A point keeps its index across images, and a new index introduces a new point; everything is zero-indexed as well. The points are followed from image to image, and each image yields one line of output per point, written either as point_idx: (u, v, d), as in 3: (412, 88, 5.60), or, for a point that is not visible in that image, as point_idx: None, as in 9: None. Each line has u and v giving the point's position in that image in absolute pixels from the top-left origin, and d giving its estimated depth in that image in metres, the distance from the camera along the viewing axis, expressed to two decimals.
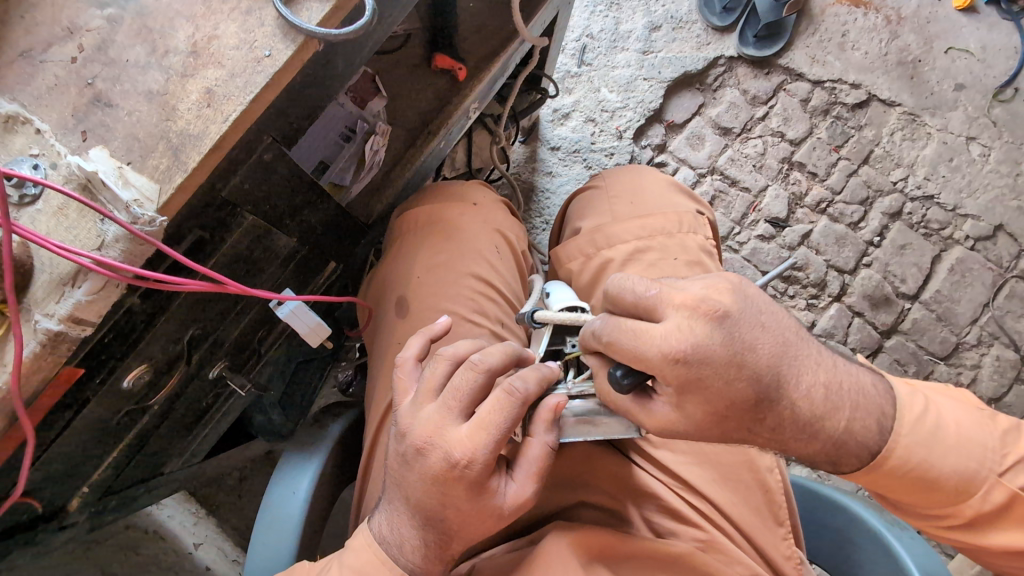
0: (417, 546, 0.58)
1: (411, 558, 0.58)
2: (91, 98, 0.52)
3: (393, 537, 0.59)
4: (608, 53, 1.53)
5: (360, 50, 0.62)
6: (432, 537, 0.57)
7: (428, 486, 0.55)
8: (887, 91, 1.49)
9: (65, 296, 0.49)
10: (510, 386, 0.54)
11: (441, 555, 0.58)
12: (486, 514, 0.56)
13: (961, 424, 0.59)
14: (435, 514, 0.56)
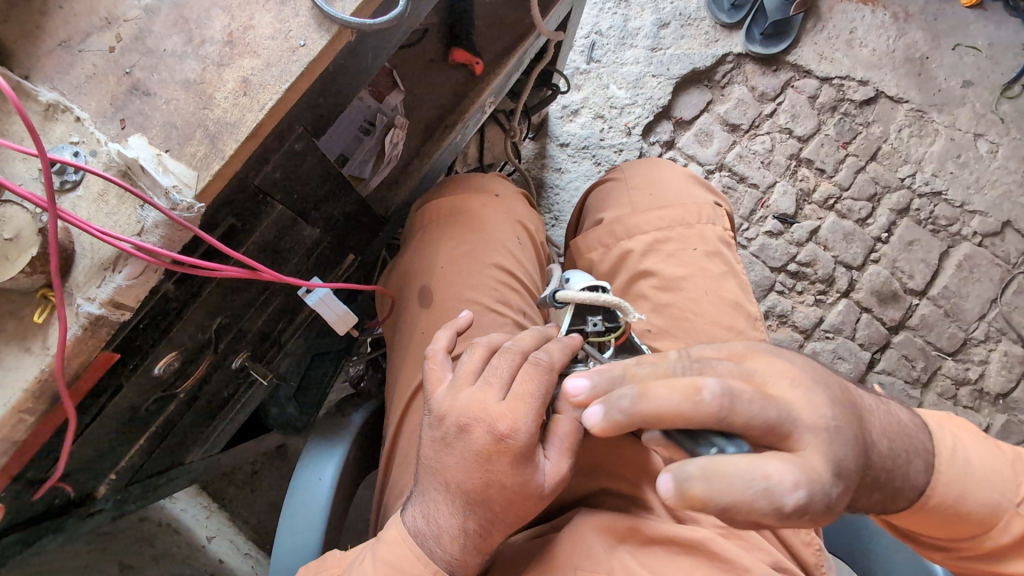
0: (456, 536, 0.58)
1: (450, 549, 0.58)
2: (129, 87, 0.53)
3: (428, 529, 0.59)
4: (617, 49, 1.54)
5: (389, 41, 0.63)
6: (472, 525, 0.58)
7: (468, 468, 0.56)
8: (895, 88, 1.50)
9: (106, 281, 0.50)
10: (535, 356, 0.58)
11: (480, 546, 0.59)
12: (525, 498, 0.56)
13: (985, 462, 0.59)
14: (477, 498, 0.57)
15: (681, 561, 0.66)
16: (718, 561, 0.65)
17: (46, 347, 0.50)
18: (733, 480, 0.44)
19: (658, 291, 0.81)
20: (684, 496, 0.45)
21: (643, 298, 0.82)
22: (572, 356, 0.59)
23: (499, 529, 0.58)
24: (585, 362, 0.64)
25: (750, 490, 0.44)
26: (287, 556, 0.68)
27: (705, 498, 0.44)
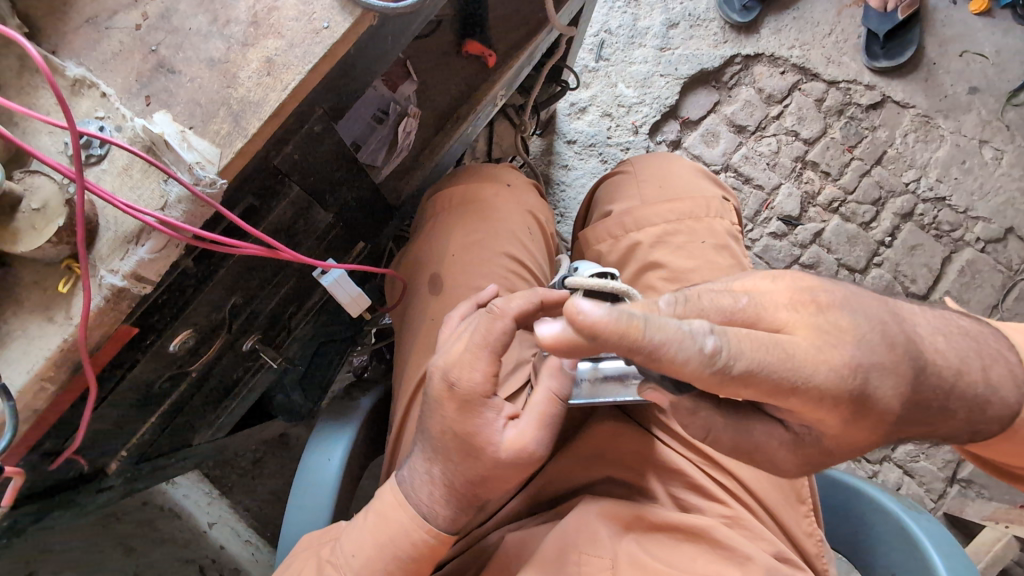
0: (425, 481, 0.62)
1: (420, 494, 0.62)
2: (154, 65, 0.54)
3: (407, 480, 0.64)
4: (626, 48, 1.55)
5: (408, 27, 0.64)
6: (437, 471, 0.62)
7: (441, 422, 0.60)
8: (901, 93, 1.51)
9: (128, 254, 0.51)
10: (488, 306, 0.58)
11: (448, 494, 0.61)
12: (482, 451, 0.59)
13: None
14: (439, 444, 0.61)
15: (684, 548, 0.67)
16: (721, 549, 0.66)
17: (70, 318, 0.50)
18: (662, 321, 0.43)
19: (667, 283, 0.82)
20: (625, 325, 0.42)
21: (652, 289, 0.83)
22: (535, 305, 0.58)
23: (472, 488, 0.61)
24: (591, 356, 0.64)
25: (680, 328, 0.43)
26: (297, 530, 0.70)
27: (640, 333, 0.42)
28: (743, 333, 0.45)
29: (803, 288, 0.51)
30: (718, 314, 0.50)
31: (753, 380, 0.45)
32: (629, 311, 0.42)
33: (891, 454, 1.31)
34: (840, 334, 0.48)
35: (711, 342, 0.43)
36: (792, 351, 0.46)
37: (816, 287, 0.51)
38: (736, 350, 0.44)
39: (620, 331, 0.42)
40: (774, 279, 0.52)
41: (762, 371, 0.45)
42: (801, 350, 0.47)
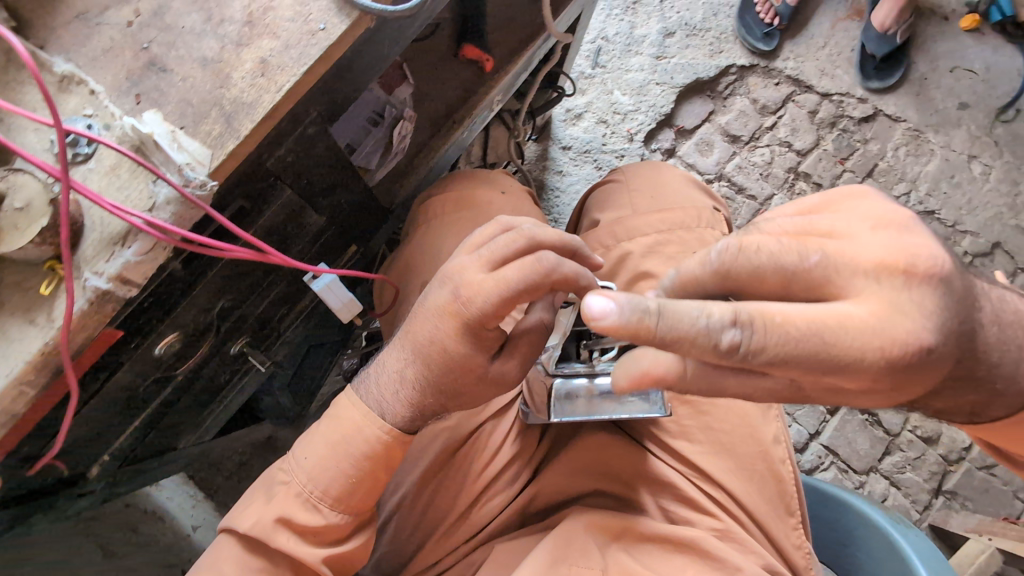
0: (394, 382, 0.63)
1: (387, 397, 0.63)
2: (145, 62, 0.53)
3: (376, 378, 0.64)
4: (623, 56, 1.55)
5: (404, 31, 0.63)
6: (409, 374, 0.62)
7: (432, 318, 0.58)
8: (893, 107, 1.53)
9: (114, 256, 0.50)
10: (522, 229, 0.58)
11: (412, 398, 0.62)
12: (463, 363, 0.59)
13: None
14: (421, 351, 0.60)
15: (674, 560, 0.67)
16: (710, 559, 0.66)
17: (51, 320, 0.49)
18: (678, 316, 0.42)
19: None
20: (634, 326, 0.42)
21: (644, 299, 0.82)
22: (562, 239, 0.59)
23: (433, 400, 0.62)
24: (586, 374, 0.65)
25: (699, 324, 0.42)
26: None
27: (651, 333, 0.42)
28: (777, 315, 0.42)
29: (901, 253, 0.44)
30: (777, 275, 0.45)
31: (784, 365, 0.42)
32: (639, 307, 0.42)
33: (878, 465, 1.32)
34: (919, 309, 0.43)
35: (730, 334, 0.41)
36: (845, 331, 0.42)
37: (916, 251, 0.44)
38: (763, 338, 0.42)
39: (628, 330, 0.42)
40: (874, 228, 0.46)
41: (814, 350, 0.42)
42: (856, 328, 0.42)
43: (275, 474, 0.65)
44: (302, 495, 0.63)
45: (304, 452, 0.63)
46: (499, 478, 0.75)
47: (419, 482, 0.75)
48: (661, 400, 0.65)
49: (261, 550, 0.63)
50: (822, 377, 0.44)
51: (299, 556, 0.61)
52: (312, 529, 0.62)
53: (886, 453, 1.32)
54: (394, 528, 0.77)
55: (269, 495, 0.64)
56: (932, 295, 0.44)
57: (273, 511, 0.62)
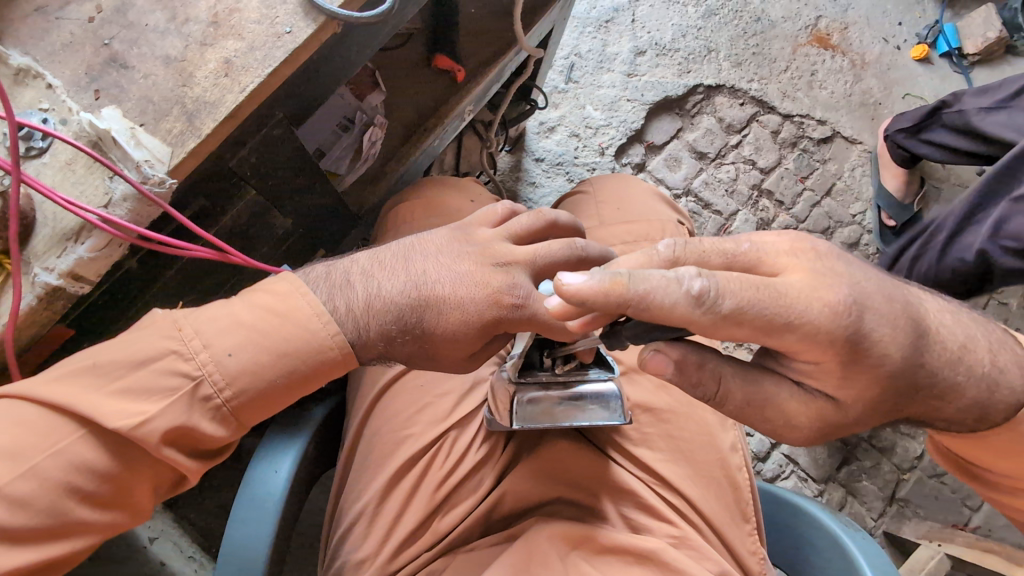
0: (384, 304, 0.57)
1: (370, 317, 0.57)
2: (106, 59, 0.53)
3: (349, 291, 0.58)
4: (595, 72, 1.59)
5: (372, 40, 0.64)
6: (406, 310, 0.58)
7: (469, 286, 0.57)
8: (850, 129, 1.60)
9: (66, 252, 0.49)
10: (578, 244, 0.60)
11: (396, 333, 0.58)
12: (464, 337, 0.58)
13: None
14: (433, 305, 0.58)
15: (633, 570, 0.67)
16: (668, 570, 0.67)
17: None
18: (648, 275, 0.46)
19: None
20: (607, 282, 0.45)
21: None
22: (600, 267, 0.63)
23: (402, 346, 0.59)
24: (546, 383, 0.66)
25: (665, 276, 0.46)
26: (237, 543, 0.65)
27: (623, 289, 0.46)
28: (733, 275, 0.47)
29: (803, 239, 0.52)
30: (721, 258, 0.51)
31: (745, 318, 0.46)
32: (610, 273, 0.46)
33: (835, 474, 1.36)
34: (837, 275, 0.49)
35: (697, 284, 0.46)
36: (787, 289, 0.48)
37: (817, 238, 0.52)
38: (723, 290, 0.46)
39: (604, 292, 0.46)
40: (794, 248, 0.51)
41: (762, 314, 0.47)
42: (796, 288, 0.48)
43: (164, 359, 0.52)
44: (212, 400, 0.53)
45: (238, 349, 0.53)
46: (460, 486, 0.76)
47: (382, 490, 0.75)
48: (621, 408, 0.66)
49: (113, 444, 0.51)
50: (778, 338, 0.48)
51: (183, 468, 0.53)
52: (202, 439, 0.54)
53: (843, 462, 1.36)
54: (353, 539, 0.74)
55: (166, 391, 0.52)
56: (848, 267, 0.51)
57: (168, 410, 0.51)
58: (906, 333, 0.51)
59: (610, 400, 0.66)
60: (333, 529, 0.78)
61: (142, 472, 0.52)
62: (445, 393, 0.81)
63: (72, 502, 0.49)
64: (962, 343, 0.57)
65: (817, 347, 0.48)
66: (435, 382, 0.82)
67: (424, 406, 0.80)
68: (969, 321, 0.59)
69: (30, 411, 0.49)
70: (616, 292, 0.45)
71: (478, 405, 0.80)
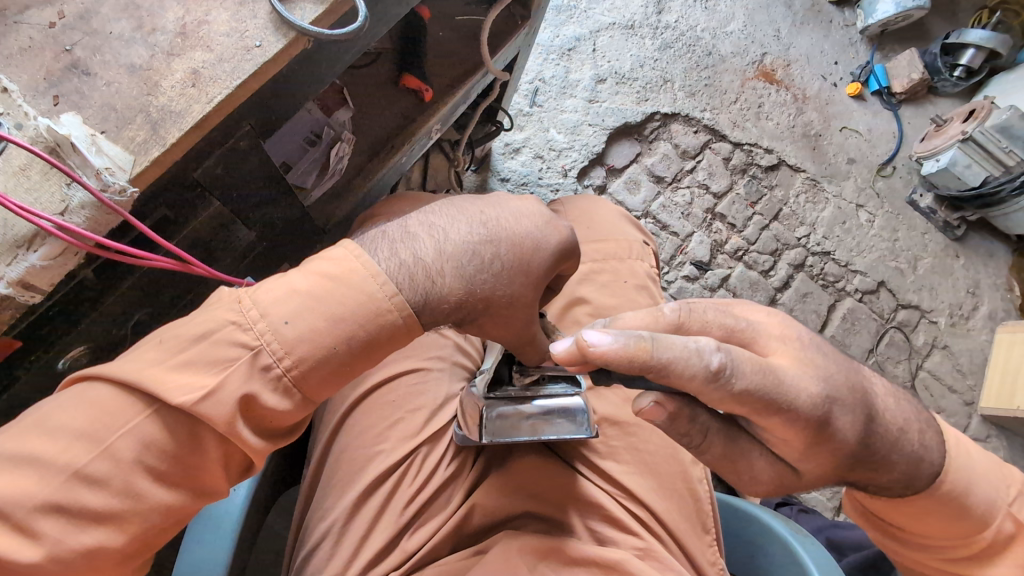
0: (456, 245, 0.57)
1: (440, 258, 0.56)
2: (67, 65, 0.52)
3: (413, 245, 0.56)
4: (558, 97, 1.65)
5: (342, 57, 0.65)
6: (475, 242, 0.58)
7: (524, 216, 0.61)
8: (794, 158, 1.71)
9: (17, 260, 0.48)
10: None
11: (463, 267, 0.57)
12: (531, 261, 0.59)
13: (983, 461, 0.66)
14: (500, 231, 0.59)
15: None
16: None
17: None
18: (668, 342, 0.51)
19: (591, 318, 0.86)
20: (632, 347, 0.50)
21: (578, 324, 0.86)
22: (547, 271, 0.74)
23: (455, 314, 0.57)
24: (515, 398, 0.67)
25: (687, 347, 0.51)
26: (196, 562, 0.62)
27: (647, 354, 0.50)
28: (742, 352, 0.53)
29: (791, 325, 0.60)
30: (720, 330, 0.58)
31: (748, 397, 0.52)
32: (635, 337, 0.51)
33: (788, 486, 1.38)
34: (819, 362, 0.57)
35: (717, 359, 0.50)
36: (783, 373, 0.53)
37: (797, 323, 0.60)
38: (736, 368, 0.51)
39: (628, 355, 0.50)
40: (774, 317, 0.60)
41: (762, 389, 0.52)
42: (791, 374, 0.54)
43: (226, 332, 0.50)
44: (272, 370, 0.51)
45: (295, 318, 0.50)
46: (431, 501, 0.75)
47: (349, 511, 0.73)
48: (587, 422, 0.69)
49: (183, 419, 0.49)
50: (769, 418, 0.53)
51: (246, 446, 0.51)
52: (267, 415, 0.52)
53: None
54: (318, 560, 0.72)
55: (221, 361, 0.49)
56: (827, 356, 0.58)
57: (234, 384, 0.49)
58: (863, 417, 0.57)
59: (576, 414, 0.68)
60: (297, 551, 0.76)
61: (207, 451, 0.50)
62: (415, 409, 0.80)
63: (141, 480, 0.47)
64: (898, 426, 0.61)
65: (793, 428, 0.54)
66: (408, 398, 0.80)
67: (394, 422, 0.78)
68: (903, 407, 0.63)
69: (100, 391, 0.48)
70: (640, 358, 0.50)
71: (448, 421, 0.80)
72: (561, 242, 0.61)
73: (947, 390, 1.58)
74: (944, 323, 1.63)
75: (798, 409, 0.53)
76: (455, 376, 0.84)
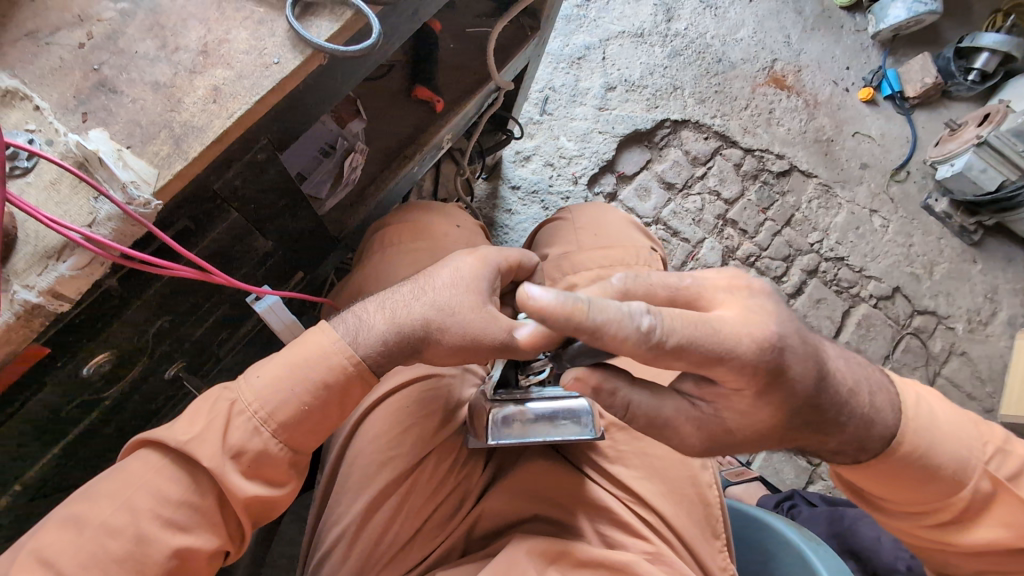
0: (384, 300, 0.67)
1: (373, 314, 0.65)
2: (95, 83, 0.54)
3: (361, 314, 0.66)
4: (568, 105, 1.66)
5: (356, 70, 0.67)
6: (398, 293, 0.67)
7: (444, 261, 0.70)
8: (806, 164, 1.70)
9: (47, 270, 0.50)
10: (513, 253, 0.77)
11: (391, 314, 0.65)
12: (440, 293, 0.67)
13: (950, 417, 0.64)
14: (417, 278, 0.69)
15: None
16: None
17: None
18: (602, 303, 0.51)
19: None
20: (569, 307, 0.50)
21: None
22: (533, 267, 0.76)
23: (396, 357, 0.65)
24: (519, 400, 0.69)
25: (621, 311, 0.50)
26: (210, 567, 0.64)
27: (584, 312, 0.50)
28: (675, 312, 0.52)
29: (740, 276, 0.59)
30: (665, 291, 0.57)
31: (683, 352, 0.51)
32: (573, 297, 0.50)
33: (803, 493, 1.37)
34: (769, 313, 0.55)
35: (647, 321, 0.50)
36: (721, 323, 0.52)
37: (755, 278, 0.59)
38: (669, 329, 0.51)
39: (566, 313, 0.50)
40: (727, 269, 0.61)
41: (697, 342, 0.51)
42: (728, 322, 0.52)
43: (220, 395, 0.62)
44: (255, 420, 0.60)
45: (264, 372, 0.62)
46: (441, 504, 0.76)
47: (361, 517, 0.74)
48: (592, 422, 0.69)
49: (183, 466, 0.59)
50: (713, 368, 0.52)
51: (235, 491, 0.59)
52: (250, 456, 0.60)
53: (809, 482, 1.36)
54: (331, 564, 0.74)
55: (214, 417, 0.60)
56: (777, 308, 0.57)
57: (216, 428, 0.60)
58: (814, 371, 0.55)
59: (581, 415, 0.69)
60: (311, 555, 0.77)
61: (207, 496, 0.59)
62: (429, 414, 0.79)
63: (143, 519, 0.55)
64: (848, 387, 0.60)
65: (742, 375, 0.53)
66: (422, 404, 0.80)
67: (408, 427, 0.78)
68: (856, 372, 0.62)
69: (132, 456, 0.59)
70: (578, 318, 0.50)
71: (460, 428, 0.81)
72: (474, 271, 0.67)
73: (965, 397, 1.55)
74: (961, 329, 1.60)
75: (742, 356, 0.51)
76: (466, 381, 0.85)
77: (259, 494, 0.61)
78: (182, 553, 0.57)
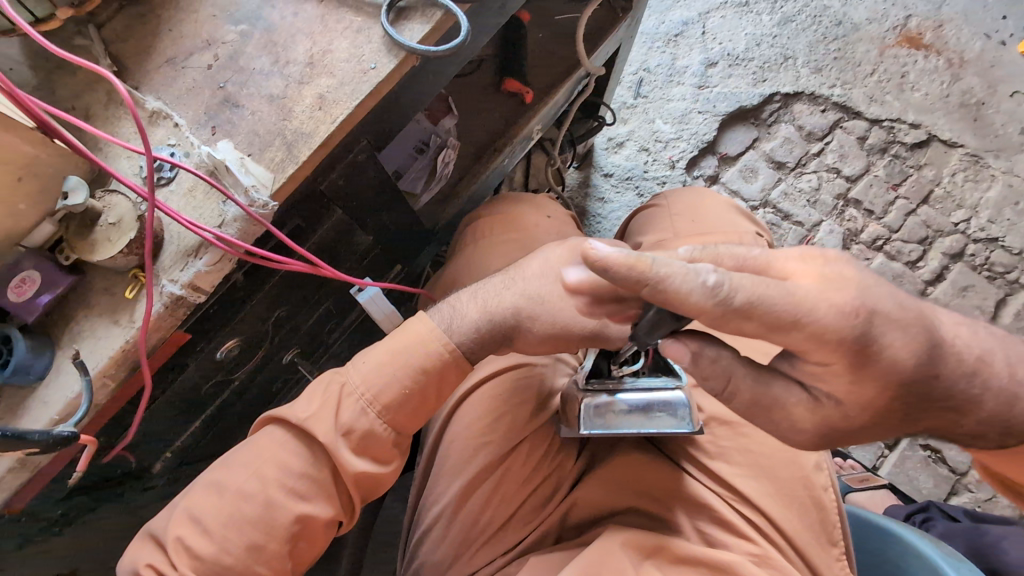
0: (479, 291, 0.69)
1: (468, 305, 0.68)
2: (221, 99, 0.61)
3: (456, 305, 0.69)
4: (665, 86, 1.59)
5: (447, 69, 0.69)
6: (491, 284, 0.69)
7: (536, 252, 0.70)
8: (948, 132, 1.48)
9: (188, 265, 0.57)
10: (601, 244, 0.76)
11: (484, 305, 0.67)
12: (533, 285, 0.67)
13: None
14: (510, 270, 0.70)
15: None
16: None
17: (132, 321, 0.57)
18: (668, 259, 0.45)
19: None
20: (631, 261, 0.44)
21: None
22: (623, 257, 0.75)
23: (488, 347, 0.67)
24: (612, 390, 0.68)
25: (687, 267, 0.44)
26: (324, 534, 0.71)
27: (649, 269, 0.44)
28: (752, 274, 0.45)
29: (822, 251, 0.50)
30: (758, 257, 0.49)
31: (755, 313, 0.44)
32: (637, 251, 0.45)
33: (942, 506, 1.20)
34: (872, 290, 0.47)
35: (714, 277, 0.44)
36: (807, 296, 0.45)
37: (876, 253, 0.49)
38: (742, 290, 0.44)
39: (628, 265, 0.44)
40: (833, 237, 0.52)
41: (776, 310, 0.44)
42: (810, 289, 0.45)
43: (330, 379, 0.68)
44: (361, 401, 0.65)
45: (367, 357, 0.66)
46: (534, 491, 0.77)
47: (457, 497, 0.77)
48: (689, 416, 0.67)
49: (302, 440, 0.65)
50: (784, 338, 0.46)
51: (346, 466, 0.64)
52: (358, 433, 0.65)
53: (951, 494, 1.20)
54: (431, 540, 0.78)
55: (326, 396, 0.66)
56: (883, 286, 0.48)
57: (328, 407, 0.65)
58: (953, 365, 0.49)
59: (676, 408, 0.67)
60: (413, 530, 0.82)
61: (322, 469, 0.65)
62: (522, 402, 0.80)
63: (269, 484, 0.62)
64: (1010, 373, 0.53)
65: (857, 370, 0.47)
66: (515, 392, 0.81)
67: (501, 414, 0.80)
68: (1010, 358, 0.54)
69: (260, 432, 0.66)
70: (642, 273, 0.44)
71: (552, 417, 0.81)
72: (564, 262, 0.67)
73: None
74: None
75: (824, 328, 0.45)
76: (558, 371, 0.85)
77: (367, 469, 0.65)
78: (303, 518, 0.63)
